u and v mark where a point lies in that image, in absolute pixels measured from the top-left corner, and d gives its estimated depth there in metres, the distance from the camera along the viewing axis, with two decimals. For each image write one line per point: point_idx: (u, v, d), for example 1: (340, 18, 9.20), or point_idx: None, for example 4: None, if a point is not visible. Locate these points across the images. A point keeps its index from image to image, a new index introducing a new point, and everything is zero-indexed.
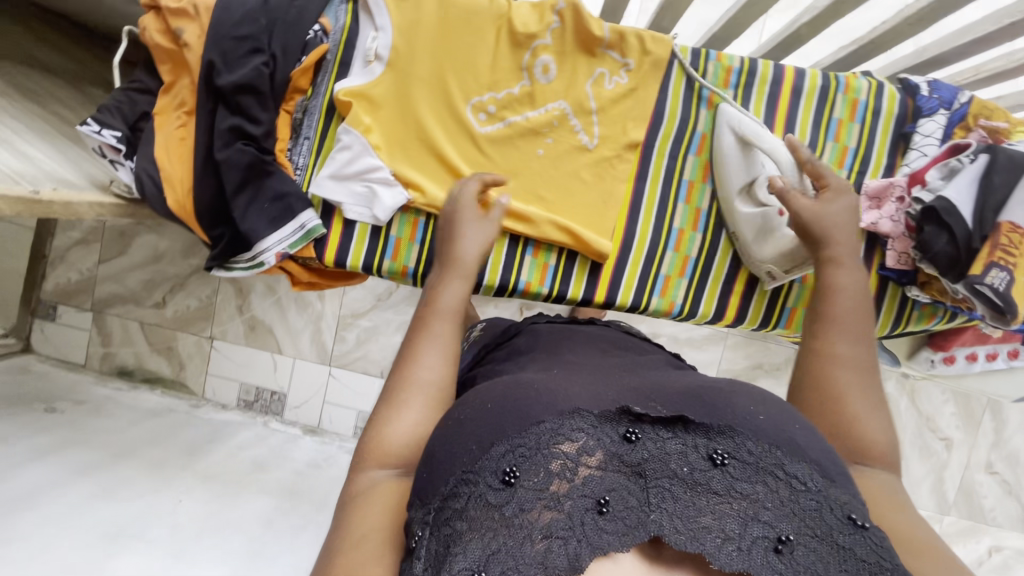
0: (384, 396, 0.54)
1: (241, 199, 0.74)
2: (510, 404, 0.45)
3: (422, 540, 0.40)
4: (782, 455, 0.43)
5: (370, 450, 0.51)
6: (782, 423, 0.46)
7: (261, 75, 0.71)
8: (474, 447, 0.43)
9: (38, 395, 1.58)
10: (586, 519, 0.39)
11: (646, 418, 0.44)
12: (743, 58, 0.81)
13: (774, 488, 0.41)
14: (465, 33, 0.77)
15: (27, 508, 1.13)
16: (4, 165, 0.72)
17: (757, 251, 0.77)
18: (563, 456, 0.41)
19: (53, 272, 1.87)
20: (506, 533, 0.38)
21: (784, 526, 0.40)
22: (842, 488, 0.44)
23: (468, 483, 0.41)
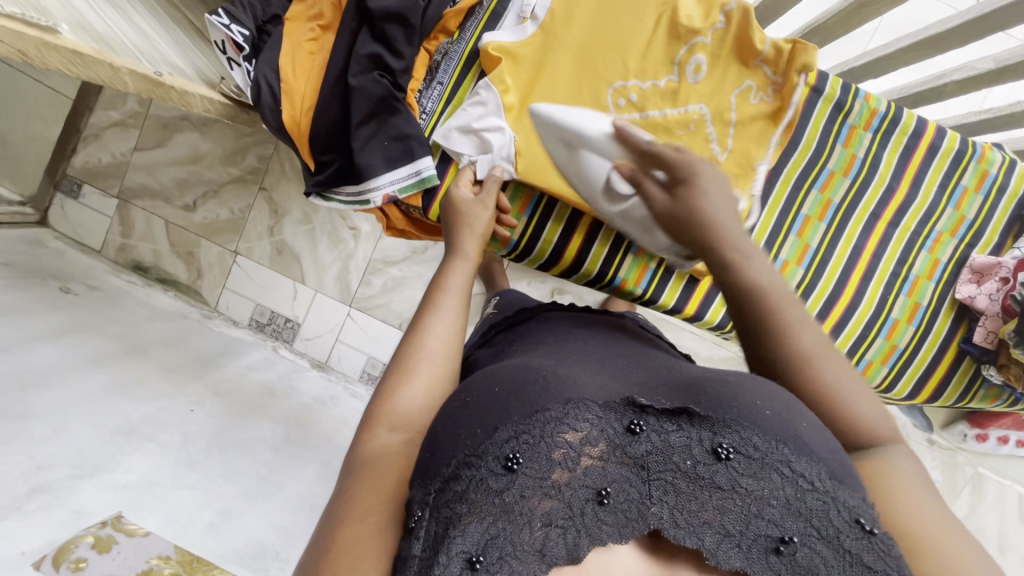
0: (393, 363, 0.53)
1: (362, 132, 0.71)
2: (520, 389, 0.43)
3: (422, 521, 0.39)
4: (789, 452, 0.42)
5: (380, 412, 0.49)
6: (788, 422, 0.44)
7: (416, 7, 0.68)
8: (478, 431, 0.41)
9: (54, 272, 1.52)
10: (587, 509, 0.38)
11: (650, 410, 0.43)
12: (890, 104, 0.78)
13: (781, 485, 0.40)
14: (623, 14, 0.75)
15: (43, 387, 1.05)
16: (126, 36, 0.67)
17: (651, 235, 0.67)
18: (566, 445, 0.40)
19: (84, 149, 1.80)
20: (506, 519, 0.37)
21: (790, 526, 0.40)
22: (854, 493, 0.42)
23: (471, 465, 0.39)
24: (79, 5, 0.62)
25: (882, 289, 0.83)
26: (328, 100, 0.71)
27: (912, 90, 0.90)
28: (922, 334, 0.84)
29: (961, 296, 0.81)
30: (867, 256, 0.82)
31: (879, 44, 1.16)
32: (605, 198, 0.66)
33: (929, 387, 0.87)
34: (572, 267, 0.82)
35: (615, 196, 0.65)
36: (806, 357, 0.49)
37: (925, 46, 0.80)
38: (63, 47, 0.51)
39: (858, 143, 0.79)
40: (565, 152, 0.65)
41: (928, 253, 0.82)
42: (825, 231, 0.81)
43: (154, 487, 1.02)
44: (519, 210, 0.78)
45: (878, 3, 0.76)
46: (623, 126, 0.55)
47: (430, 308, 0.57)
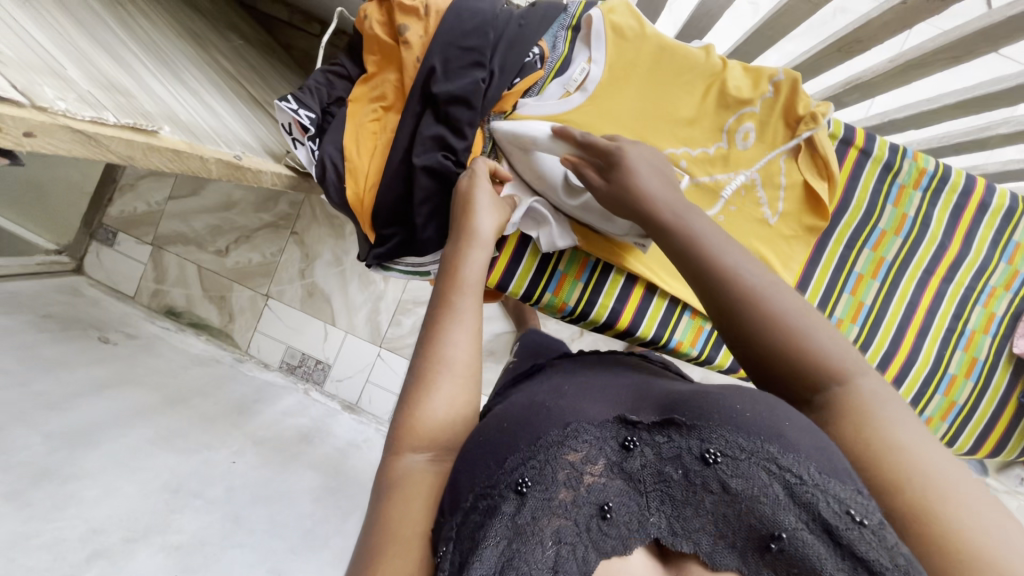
0: (412, 375, 0.51)
1: (423, 210, 0.73)
2: (524, 421, 0.46)
3: (446, 555, 0.40)
4: (774, 450, 0.39)
5: (402, 432, 0.48)
6: (771, 419, 0.42)
7: (479, 90, 0.69)
8: (492, 463, 0.43)
9: (92, 322, 1.55)
10: (592, 524, 0.39)
11: (640, 425, 0.43)
12: (938, 162, 0.79)
13: (770, 483, 0.38)
14: (671, 84, 0.76)
15: (94, 445, 1.07)
16: (205, 121, 0.70)
17: (613, 228, 0.73)
18: (569, 466, 0.41)
19: (120, 199, 1.84)
20: (519, 539, 0.38)
21: (783, 521, 0.38)
22: (845, 484, 0.39)
23: (488, 496, 0.41)
24: (165, 98, 0.65)
25: (938, 344, 0.83)
26: (393, 178, 0.73)
27: (954, 140, 0.91)
28: (981, 389, 0.84)
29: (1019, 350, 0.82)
30: (922, 312, 0.82)
31: (879, 112, 1.19)
32: (566, 192, 0.71)
33: (991, 441, 0.87)
34: (628, 331, 0.82)
35: (573, 189, 0.70)
36: (753, 292, 0.48)
37: (972, 104, 0.80)
38: (165, 147, 0.54)
39: (909, 202, 0.80)
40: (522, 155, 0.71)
41: (982, 307, 0.83)
42: (879, 288, 0.82)
43: (205, 548, 1.04)
44: (577, 275, 0.79)
45: (926, 65, 0.77)
46: (560, 128, 0.63)
47: (448, 313, 0.52)
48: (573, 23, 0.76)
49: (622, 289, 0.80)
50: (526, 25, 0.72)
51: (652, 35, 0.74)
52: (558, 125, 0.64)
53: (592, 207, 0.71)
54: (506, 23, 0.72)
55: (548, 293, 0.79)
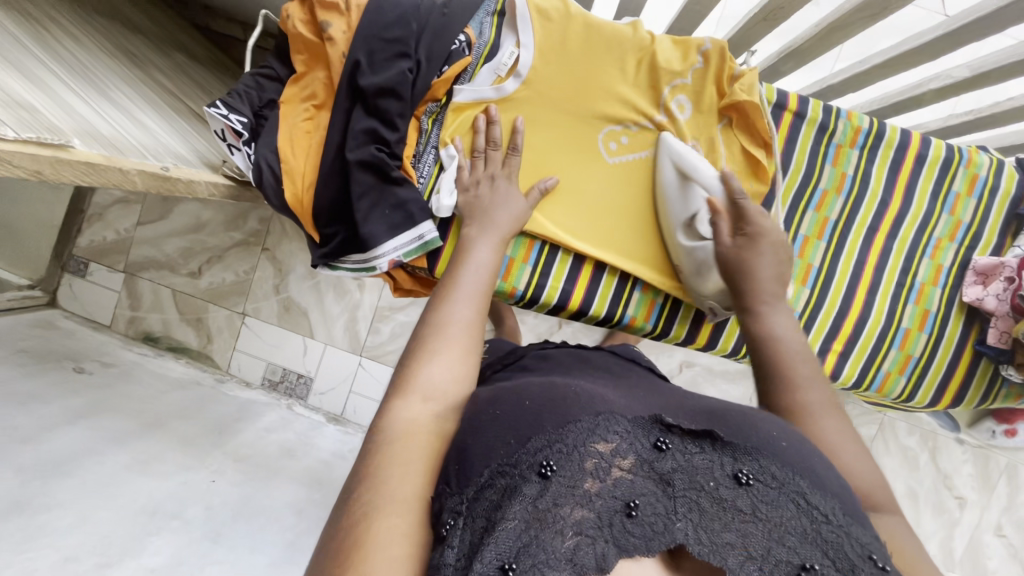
0: (414, 343, 0.54)
1: (364, 203, 0.72)
2: (550, 403, 0.44)
3: (454, 529, 0.39)
4: (804, 484, 0.42)
5: (401, 391, 0.50)
6: (802, 452, 0.45)
7: (406, 81, 0.70)
8: (512, 441, 0.41)
9: (66, 353, 1.54)
10: (615, 520, 0.38)
11: (676, 429, 0.44)
12: (873, 120, 0.80)
13: (798, 514, 0.40)
14: (602, 61, 0.76)
15: (65, 474, 1.07)
16: (130, 135, 0.70)
17: (697, 286, 0.76)
18: (598, 456, 0.41)
19: (89, 229, 1.83)
20: (538, 525, 0.37)
21: (809, 554, 0.39)
22: (865, 531, 0.42)
23: (507, 475, 0.40)
24: (83, 112, 0.65)
25: (889, 300, 0.83)
26: (329, 176, 0.73)
27: (894, 99, 0.91)
28: (935, 341, 0.84)
29: (968, 299, 0.82)
30: (870, 269, 0.83)
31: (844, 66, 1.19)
32: (684, 232, 0.75)
33: (949, 392, 0.87)
34: (581, 311, 0.82)
35: (693, 232, 0.74)
36: (805, 410, 0.52)
37: (901, 61, 0.81)
38: (75, 161, 0.54)
39: (847, 160, 0.81)
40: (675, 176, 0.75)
41: (930, 259, 0.83)
42: (826, 249, 0.82)
43: (183, 567, 1.03)
44: (524, 258, 0.79)
45: (850, 26, 0.78)
46: (728, 175, 0.68)
47: (453, 289, 0.58)
48: (498, 9, 0.76)
49: (570, 269, 0.80)
50: (450, 14, 0.73)
51: (577, 15, 0.75)
52: (725, 171, 0.69)
53: (693, 258, 0.74)
54: (431, 13, 0.72)
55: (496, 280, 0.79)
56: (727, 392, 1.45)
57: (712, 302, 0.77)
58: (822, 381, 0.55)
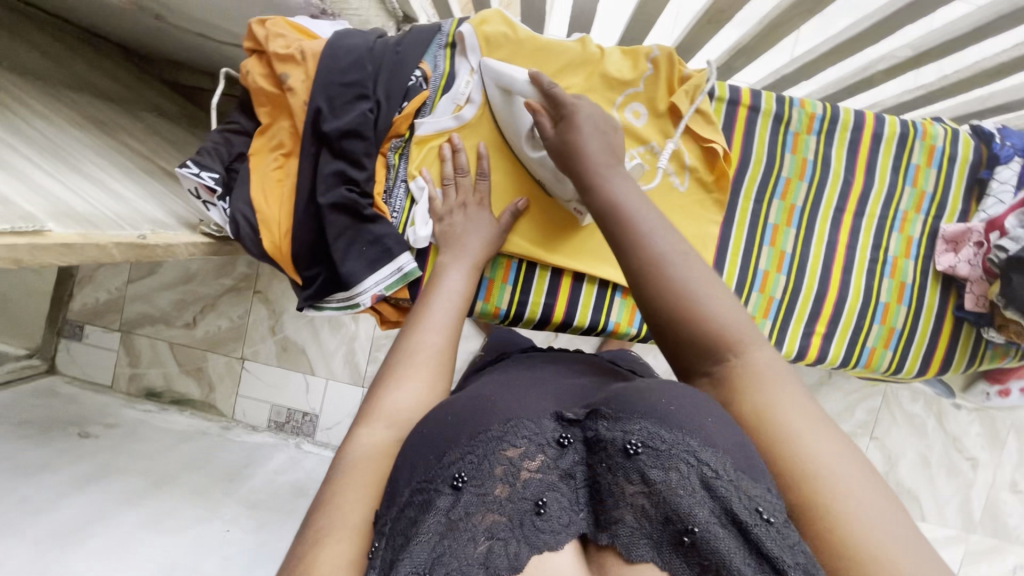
0: (384, 370, 0.55)
1: (339, 242, 0.74)
2: (470, 414, 0.45)
3: (378, 551, 0.41)
4: (694, 441, 0.39)
5: (359, 418, 0.51)
6: (694, 412, 0.41)
7: (368, 121, 0.72)
8: (432, 457, 0.43)
9: (71, 419, 1.54)
10: (525, 520, 0.39)
11: (578, 422, 0.44)
12: (825, 105, 0.83)
13: (688, 475, 0.38)
14: (556, 79, 0.79)
15: (80, 542, 1.08)
16: (106, 208, 0.72)
17: (559, 190, 0.75)
18: (507, 462, 0.41)
19: (80, 292, 1.85)
20: (452, 535, 0.38)
21: (698, 514, 0.37)
22: (758, 482, 0.39)
23: (424, 491, 0.41)
24: (55, 191, 0.66)
25: (865, 277, 0.85)
26: (303, 223, 0.75)
27: (845, 83, 0.93)
28: (916, 311, 0.86)
29: (942, 267, 0.84)
30: (842, 250, 0.84)
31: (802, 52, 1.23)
32: (530, 144, 0.74)
33: (937, 359, 0.88)
34: (565, 322, 0.83)
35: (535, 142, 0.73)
36: (658, 266, 0.50)
37: (845, 47, 0.83)
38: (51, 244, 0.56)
39: (806, 147, 0.83)
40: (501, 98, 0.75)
41: (899, 233, 0.85)
42: (796, 234, 0.84)
43: None
44: (504, 278, 0.81)
45: (789, 21, 0.81)
46: (534, 73, 0.66)
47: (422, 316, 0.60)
48: (449, 40, 0.78)
49: (550, 283, 0.82)
50: (403, 51, 0.75)
51: (525, 37, 0.76)
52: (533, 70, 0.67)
53: (544, 166, 0.73)
54: (386, 54, 0.75)
55: (479, 302, 0.81)
56: None
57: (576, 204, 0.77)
58: (665, 230, 0.52)
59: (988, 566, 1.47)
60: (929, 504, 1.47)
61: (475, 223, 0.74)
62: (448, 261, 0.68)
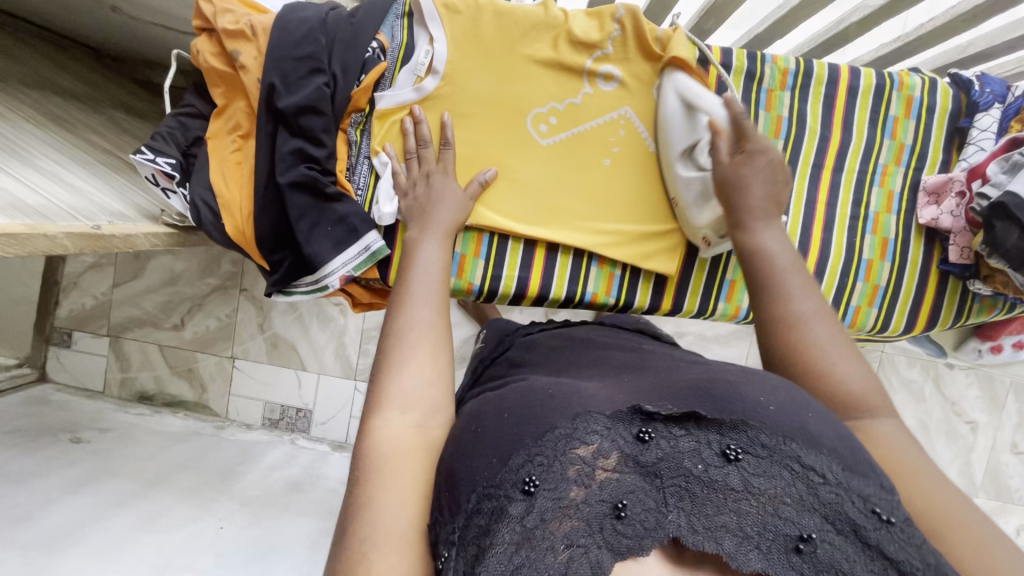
0: (382, 359, 0.53)
1: (303, 224, 0.72)
2: (528, 412, 0.43)
3: (449, 561, 0.39)
4: (797, 447, 0.40)
5: (377, 403, 0.49)
6: (792, 410, 0.43)
7: (323, 95, 0.70)
8: (494, 460, 0.40)
9: (61, 426, 1.53)
10: (605, 524, 0.37)
11: (657, 417, 0.41)
12: (799, 60, 0.81)
13: (793, 482, 0.39)
14: (518, 46, 0.76)
15: (70, 545, 1.07)
16: (60, 200, 0.70)
17: (694, 215, 0.75)
18: (580, 461, 0.39)
19: (67, 299, 1.83)
20: (528, 546, 0.36)
21: (806, 522, 0.38)
22: (868, 481, 0.41)
23: (492, 498, 0.39)
24: (6, 185, 0.65)
25: (847, 234, 0.83)
26: (264, 206, 0.72)
27: (821, 39, 0.91)
28: (899, 267, 0.84)
29: (925, 221, 0.81)
30: (823, 207, 0.82)
31: None
32: (682, 162, 0.75)
33: (922, 315, 0.86)
34: (541, 295, 0.81)
35: (691, 162, 0.74)
36: (796, 318, 0.56)
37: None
38: None
39: (780, 104, 0.80)
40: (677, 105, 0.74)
41: (880, 188, 0.83)
42: None
43: None
44: (475, 253, 0.79)
45: None
46: (731, 98, 0.66)
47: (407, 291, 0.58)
48: (407, 10, 0.76)
49: (523, 257, 0.80)
50: (358, 23, 0.73)
51: (486, 4, 0.75)
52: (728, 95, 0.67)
53: (693, 186, 0.73)
54: (342, 27, 0.72)
55: (452, 278, 0.79)
56: (723, 355, 1.43)
57: (705, 233, 0.76)
58: (810, 291, 0.57)
59: None
60: None
61: (444, 193, 0.71)
62: (416, 235, 0.67)
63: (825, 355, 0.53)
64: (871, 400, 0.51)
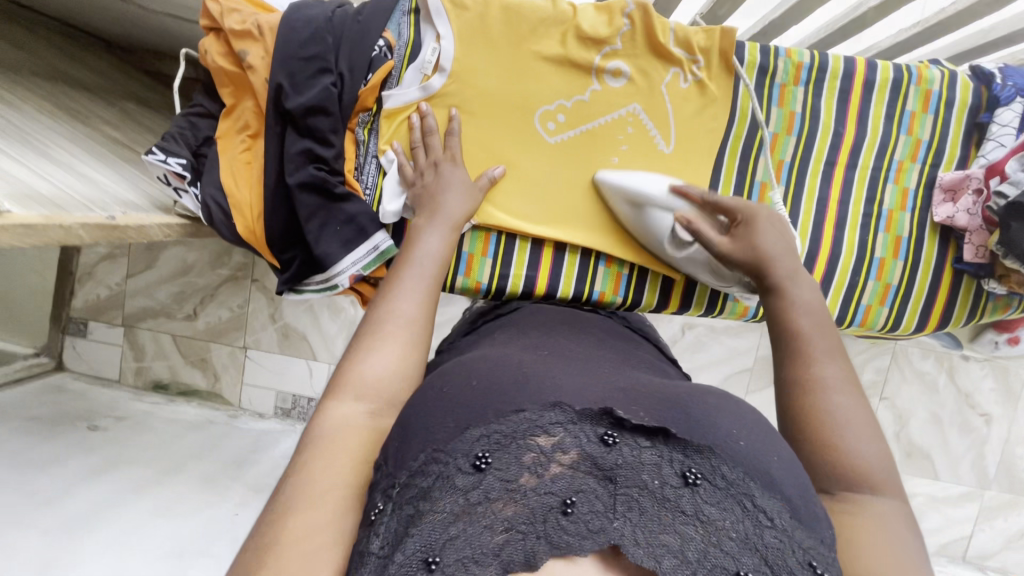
0: (369, 327, 0.53)
1: (312, 224, 0.73)
2: (494, 389, 0.42)
3: (383, 515, 0.38)
4: (755, 486, 0.38)
5: (349, 378, 0.49)
6: (762, 450, 0.40)
7: (331, 96, 0.69)
8: (451, 425, 0.39)
9: (80, 414, 1.57)
10: (549, 517, 0.35)
11: (627, 424, 0.39)
12: (813, 53, 0.79)
13: (743, 519, 0.37)
14: (527, 42, 0.75)
15: (92, 530, 1.11)
16: (74, 191, 0.71)
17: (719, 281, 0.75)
18: (537, 449, 0.38)
19: (82, 289, 1.85)
20: (466, 519, 0.35)
21: (745, 561, 0.36)
22: (812, 533, 0.39)
23: (439, 463, 0.37)
24: (22, 176, 0.66)
25: (859, 232, 0.82)
26: (274, 206, 0.73)
27: (838, 25, 0.89)
28: (912, 266, 0.83)
29: (940, 219, 0.80)
30: (834, 203, 0.81)
31: None
32: (676, 247, 0.74)
33: (935, 314, 0.85)
34: (549, 296, 0.80)
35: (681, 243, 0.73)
36: (816, 383, 0.50)
37: None
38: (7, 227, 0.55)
39: (793, 99, 0.79)
40: (629, 210, 0.76)
41: (894, 185, 0.81)
42: (786, 191, 0.81)
43: None
44: (483, 252, 0.79)
45: None
46: (681, 186, 0.71)
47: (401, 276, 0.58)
48: (413, 7, 0.75)
49: (530, 256, 0.80)
50: (364, 21, 0.72)
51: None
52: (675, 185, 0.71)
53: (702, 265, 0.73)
54: (348, 25, 0.72)
55: (460, 277, 0.79)
56: (734, 347, 1.43)
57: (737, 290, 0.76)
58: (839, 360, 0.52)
59: (1004, 521, 1.46)
60: (942, 462, 1.46)
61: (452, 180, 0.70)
62: (422, 223, 0.65)
63: (843, 429, 0.48)
64: (878, 482, 0.45)
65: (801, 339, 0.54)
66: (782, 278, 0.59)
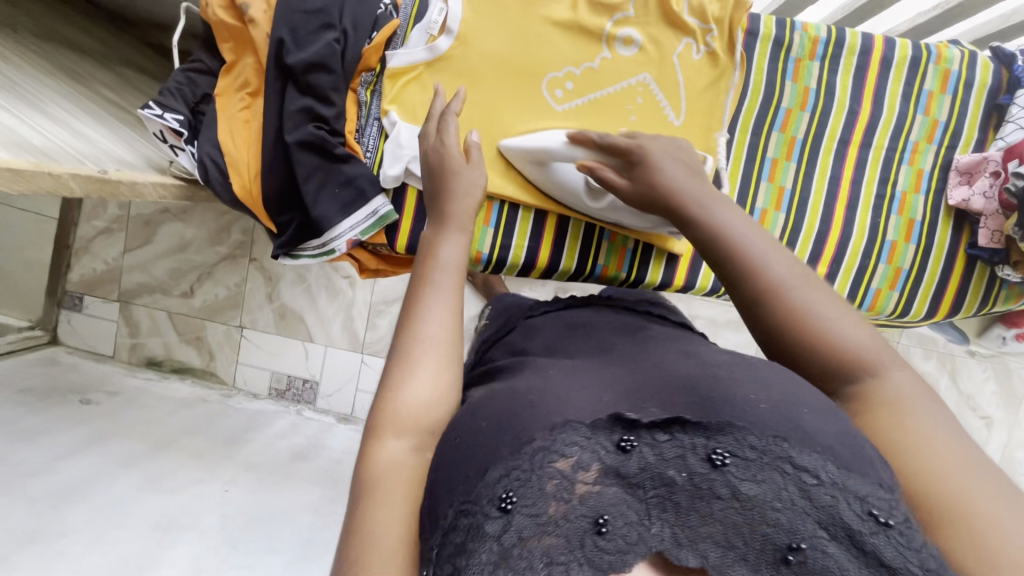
0: (392, 359, 0.47)
1: (310, 185, 0.70)
2: (507, 417, 0.39)
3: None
4: (790, 446, 0.35)
5: (379, 422, 0.44)
6: (786, 406, 0.38)
7: (334, 52, 0.67)
8: (471, 473, 0.37)
9: (72, 387, 1.55)
10: (586, 540, 0.34)
11: (641, 423, 0.38)
12: (830, 28, 0.77)
13: (785, 486, 0.34)
14: (537, 7, 0.74)
15: (76, 500, 1.09)
16: (66, 143, 0.69)
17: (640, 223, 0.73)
18: (558, 475, 0.35)
19: (78, 262, 1.83)
20: (507, 568, 0.33)
21: (801, 531, 0.34)
22: (867, 478, 0.35)
23: (468, 514, 0.35)
24: (12, 125, 0.64)
25: (871, 214, 0.80)
26: (272, 163, 0.71)
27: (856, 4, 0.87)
28: (924, 251, 0.81)
29: (955, 202, 0.78)
30: (846, 184, 0.79)
31: None
32: (591, 195, 0.71)
33: (946, 300, 0.83)
34: (550, 267, 0.80)
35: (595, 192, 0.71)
36: (773, 290, 0.46)
37: None
38: None
39: (808, 74, 0.77)
40: (537, 170, 0.72)
41: (908, 166, 0.79)
42: (797, 169, 0.79)
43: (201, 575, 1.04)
44: (485, 221, 0.77)
45: None
46: (577, 133, 0.65)
47: (427, 289, 0.50)
48: None
49: (533, 227, 0.78)
50: None
51: None
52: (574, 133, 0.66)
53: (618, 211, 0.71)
54: None
55: None
56: (735, 340, 1.41)
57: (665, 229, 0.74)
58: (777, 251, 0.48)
59: None
60: None
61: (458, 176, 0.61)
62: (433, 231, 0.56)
63: (814, 323, 0.44)
64: (870, 367, 0.42)
65: (734, 249, 0.48)
66: (694, 211, 0.52)
